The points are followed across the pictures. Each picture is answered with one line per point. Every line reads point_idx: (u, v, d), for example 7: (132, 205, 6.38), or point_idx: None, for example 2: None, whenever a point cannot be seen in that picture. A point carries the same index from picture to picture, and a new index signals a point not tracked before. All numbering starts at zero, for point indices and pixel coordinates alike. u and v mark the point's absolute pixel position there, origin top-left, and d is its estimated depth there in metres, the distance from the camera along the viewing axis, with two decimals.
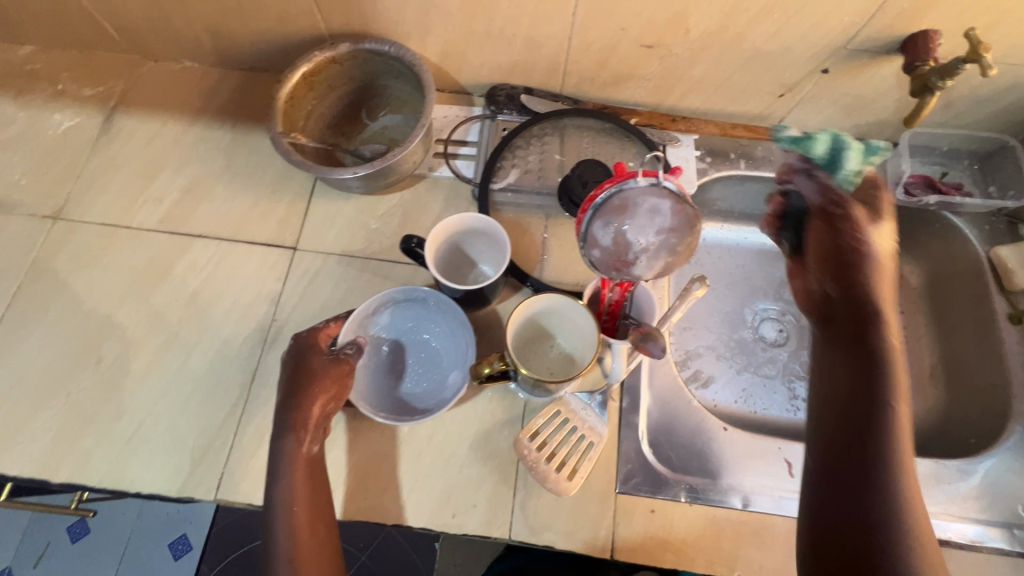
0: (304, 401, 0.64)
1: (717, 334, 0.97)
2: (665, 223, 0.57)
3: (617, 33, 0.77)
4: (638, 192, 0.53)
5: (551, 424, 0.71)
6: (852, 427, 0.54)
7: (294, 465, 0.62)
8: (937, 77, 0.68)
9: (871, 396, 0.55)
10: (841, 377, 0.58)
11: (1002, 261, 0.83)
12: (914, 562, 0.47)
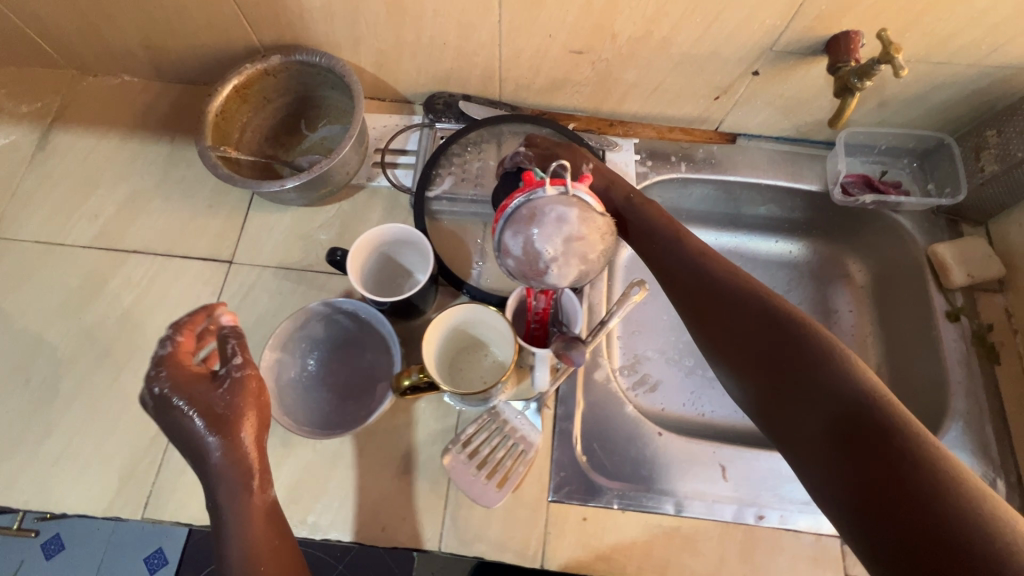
0: (230, 445, 0.53)
1: (666, 337, 0.97)
2: (575, 232, 0.55)
3: (545, 40, 0.77)
4: (547, 200, 0.54)
5: (483, 434, 0.71)
6: (776, 387, 0.50)
7: (247, 518, 0.53)
8: (856, 77, 0.68)
9: (758, 337, 0.52)
10: (737, 338, 0.54)
11: (940, 258, 0.83)
12: (937, 462, 0.41)
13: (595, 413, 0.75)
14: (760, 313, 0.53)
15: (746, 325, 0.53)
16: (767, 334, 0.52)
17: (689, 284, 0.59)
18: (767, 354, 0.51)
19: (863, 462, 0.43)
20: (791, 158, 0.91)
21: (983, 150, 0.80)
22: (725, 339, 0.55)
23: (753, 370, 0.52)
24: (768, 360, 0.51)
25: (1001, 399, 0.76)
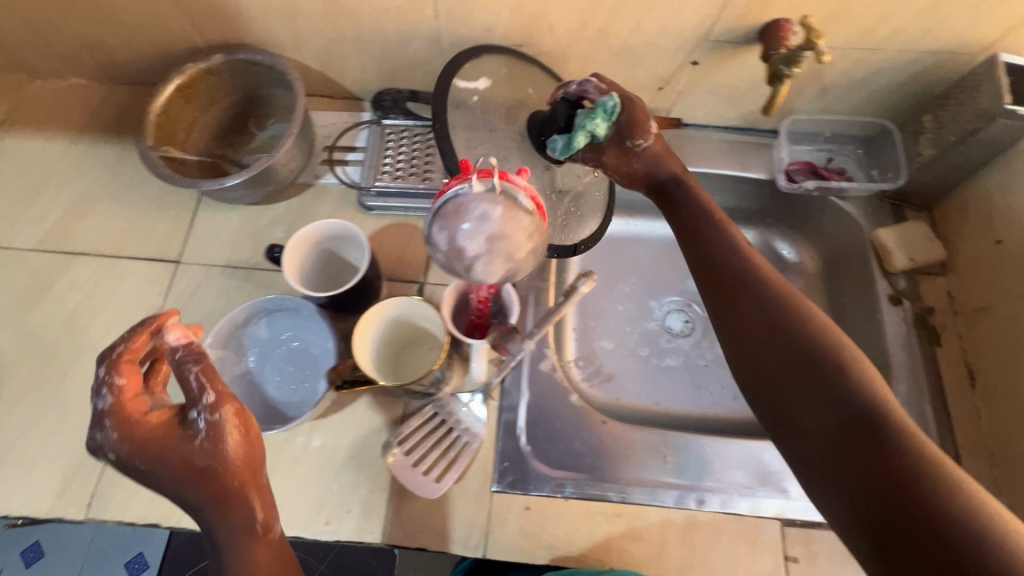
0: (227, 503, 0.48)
1: (622, 328, 0.97)
2: (496, 231, 0.53)
3: (483, 33, 0.78)
4: (470, 197, 0.52)
5: (427, 427, 0.72)
6: (787, 378, 0.47)
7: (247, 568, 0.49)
8: (784, 64, 0.69)
9: (776, 329, 0.50)
10: (755, 326, 0.51)
11: (882, 242, 0.84)
12: (945, 470, 0.39)
13: (541, 403, 0.76)
14: (782, 309, 0.51)
15: (768, 317, 0.51)
16: (789, 326, 0.49)
17: (718, 271, 0.56)
18: (787, 344, 0.49)
19: (868, 463, 0.41)
20: (739, 147, 0.92)
21: (921, 134, 0.81)
22: (745, 324, 0.52)
23: (767, 359, 0.49)
24: (785, 353, 0.48)
25: (941, 380, 0.78)
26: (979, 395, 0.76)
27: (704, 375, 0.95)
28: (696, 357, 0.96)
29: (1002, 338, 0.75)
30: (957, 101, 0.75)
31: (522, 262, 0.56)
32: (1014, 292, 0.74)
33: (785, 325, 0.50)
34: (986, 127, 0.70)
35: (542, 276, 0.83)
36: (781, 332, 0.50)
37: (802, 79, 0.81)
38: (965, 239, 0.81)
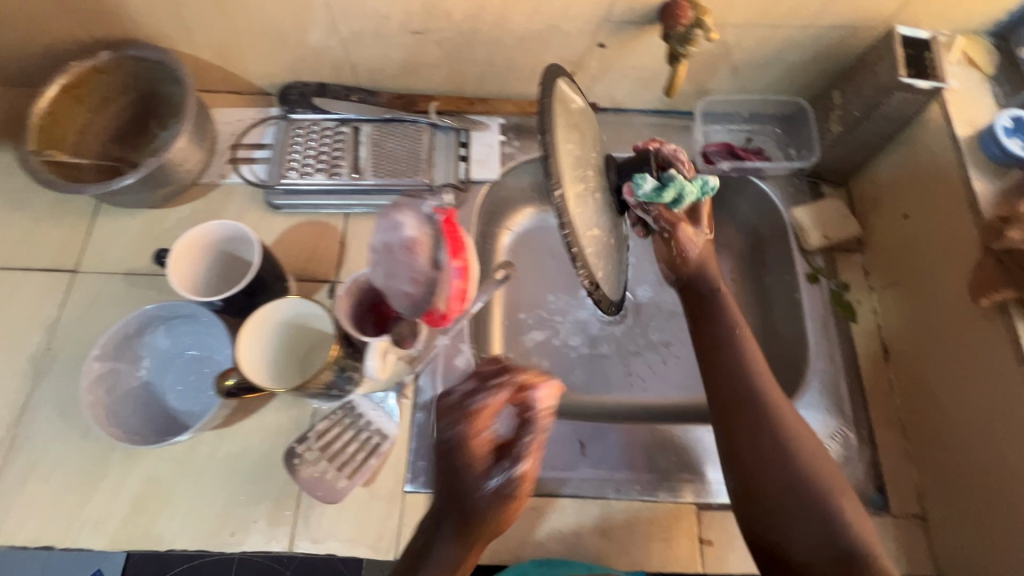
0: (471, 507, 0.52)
1: (553, 317, 0.95)
2: (397, 247, 0.57)
3: (379, 20, 0.75)
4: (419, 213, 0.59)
5: (333, 430, 0.70)
6: (785, 510, 0.57)
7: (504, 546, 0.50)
8: (679, 44, 0.67)
9: (781, 457, 0.59)
10: (762, 450, 0.59)
11: (798, 221, 0.84)
12: None
13: (455, 399, 0.74)
14: (774, 439, 0.59)
15: (775, 450, 0.59)
16: (794, 467, 0.58)
17: (735, 399, 0.62)
18: (788, 478, 0.57)
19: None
20: (659, 130, 0.91)
21: (831, 111, 0.81)
22: (750, 453, 0.59)
23: (768, 482, 0.58)
24: (788, 482, 0.57)
25: (856, 356, 0.78)
26: (892, 368, 0.77)
27: (636, 362, 0.93)
28: (628, 344, 0.94)
29: (910, 311, 0.75)
30: (860, 76, 0.75)
31: (409, 289, 0.56)
32: (919, 265, 0.74)
33: (790, 456, 0.58)
34: (885, 100, 0.71)
35: None
36: (787, 473, 0.58)
37: (712, 59, 0.80)
38: (877, 214, 0.81)
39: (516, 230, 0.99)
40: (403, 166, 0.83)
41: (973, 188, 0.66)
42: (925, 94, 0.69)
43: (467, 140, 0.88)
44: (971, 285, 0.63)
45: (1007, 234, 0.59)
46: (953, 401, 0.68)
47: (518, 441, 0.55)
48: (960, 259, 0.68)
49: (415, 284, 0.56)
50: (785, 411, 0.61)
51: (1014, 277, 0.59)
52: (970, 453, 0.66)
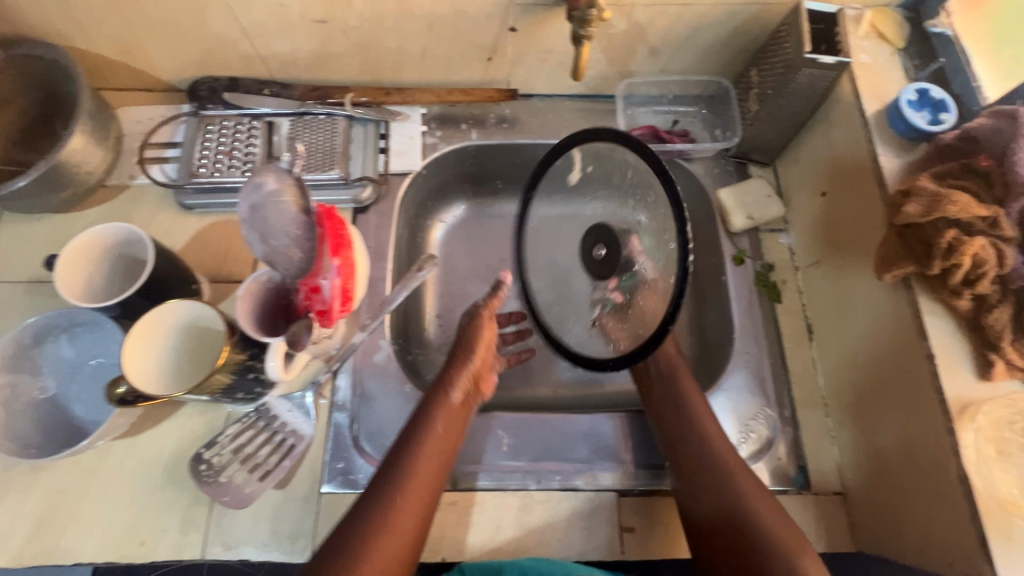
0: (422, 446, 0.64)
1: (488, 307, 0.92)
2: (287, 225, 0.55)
3: (279, 10, 0.72)
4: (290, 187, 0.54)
5: (246, 433, 0.69)
6: (738, 535, 0.60)
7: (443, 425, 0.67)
8: (579, 25, 0.64)
9: (729, 500, 0.62)
10: (705, 489, 0.64)
11: (722, 202, 0.83)
12: None
13: (375, 397, 0.73)
14: (729, 485, 0.63)
15: (719, 491, 0.63)
16: (742, 501, 0.62)
17: (683, 448, 0.68)
18: (732, 509, 0.62)
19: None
20: (585, 116, 0.89)
21: (751, 90, 0.80)
22: (701, 498, 0.64)
23: (710, 513, 0.63)
24: (732, 511, 0.62)
25: (780, 337, 0.78)
26: (815, 348, 0.77)
27: None
28: None
29: (831, 289, 0.74)
30: (773, 53, 0.74)
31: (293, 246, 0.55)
32: (838, 244, 0.73)
33: (734, 489, 0.63)
34: (794, 77, 0.70)
35: (377, 265, 0.80)
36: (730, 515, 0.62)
37: (628, 41, 0.78)
38: (800, 194, 0.80)
39: (447, 222, 0.96)
40: (318, 159, 0.80)
41: (880, 164, 0.66)
42: (832, 70, 0.68)
43: (387, 131, 0.86)
44: (877, 261, 0.62)
45: (905, 208, 0.58)
46: (870, 381, 0.67)
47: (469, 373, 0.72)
48: (869, 234, 0.68)
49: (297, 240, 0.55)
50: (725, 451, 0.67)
51: (915, 252, 0.58)
52: (884, 433, 0.64)
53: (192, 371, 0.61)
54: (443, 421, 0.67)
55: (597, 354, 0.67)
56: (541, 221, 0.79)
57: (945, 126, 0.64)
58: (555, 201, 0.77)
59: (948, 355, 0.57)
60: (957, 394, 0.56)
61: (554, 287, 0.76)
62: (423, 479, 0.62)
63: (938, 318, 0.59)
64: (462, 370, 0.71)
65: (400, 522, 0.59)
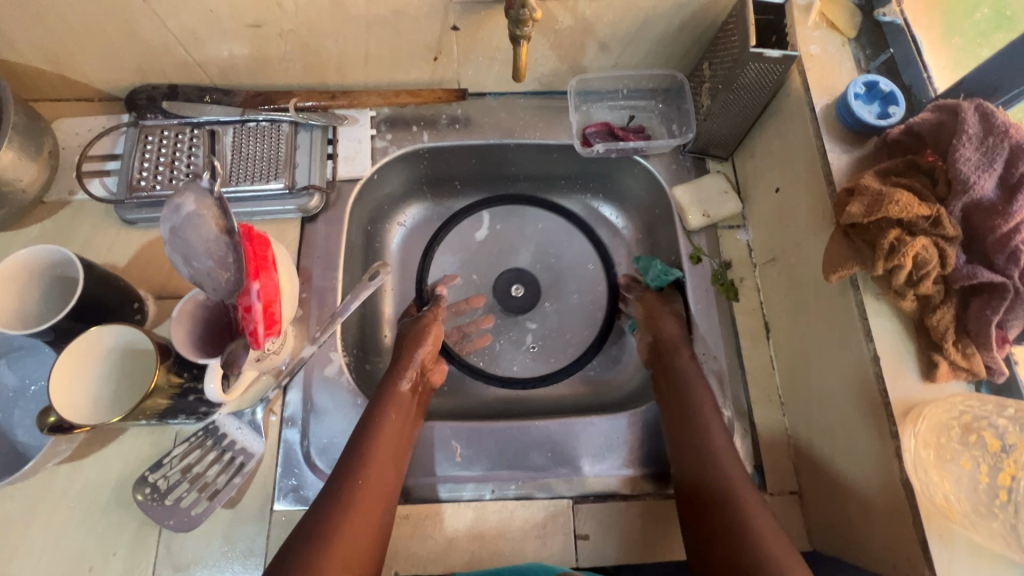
0: (377, 425, 0.66)
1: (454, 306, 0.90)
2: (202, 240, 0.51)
3: (208, 15, 0.69)
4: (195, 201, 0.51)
5: (193, 454, 0.67)
6: (722, 501, 0.60)
7: (394, 404, 0.69)
8: (514, 25, 0.61)
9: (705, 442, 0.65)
10: (699, 460, 0.64)
11: (679, 200, 0.81)
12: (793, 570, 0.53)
13: (326, 410, 0.72)
14: (704, 431, 0.66)
15: (716, 457, 0.63)
16: (725, 464, 0.63)
17: (679, 424, 0.68)
18: (720, 474, 0.62)
19: (772, 559, 0.53)
20: (540, 113, 0.87)
21: (704, 84, 0.78)
22: (693, 471, 0.64)
23: (703, 482, 0.62)
24: (725, 474, 0.62)
25: (737, 336, 0.77)
26: (772, 346, 0.76)
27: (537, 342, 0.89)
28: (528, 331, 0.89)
29: (785, 287, 0.73)
30: (724, 45, 0.71)
31: (214, 260, 0.51)
32: (793, 240, 0.72)
33: (717, 453, 0.64)
34: (741, 71, 0.67)
35: (327, 275, 0.78)
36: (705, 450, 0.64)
37: (576, 36, 0.76)
38: (757, 189, 0.79)
39: (404, 224, 0.94)
40: (262, 169, 0.78)
41: (828, 160, 0.64)
42: (780, 63, 0.66)
43: (335, 135, 0.83)
44: (825, 262, 0.61)
45: (848, 208, 0.57)
46: (820, 380, 0.66)
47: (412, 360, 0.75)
48: (819, 230, 0.67)
49: (218, 254, 0.51)
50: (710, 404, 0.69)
51: (860, 252, 0.57)
52: (833, 432, 0.64)
53: (129, 394, 0.60)
54: (395, 416, 0.68)
55: (530, 374, 0.86)
56: (465, 262, 0.92)
57: (893, 120, 0.63)
58: (466, 252, 0.92)
59: (893, 356, 0.57)
60: (901, 396, 0.55)
61: (461, 330, 0.88)
62: (381, 474, 0.63)
63: (883, 319, 0.58)
64: (410, 363, 0.74)
65: (360, 518, 0.59)
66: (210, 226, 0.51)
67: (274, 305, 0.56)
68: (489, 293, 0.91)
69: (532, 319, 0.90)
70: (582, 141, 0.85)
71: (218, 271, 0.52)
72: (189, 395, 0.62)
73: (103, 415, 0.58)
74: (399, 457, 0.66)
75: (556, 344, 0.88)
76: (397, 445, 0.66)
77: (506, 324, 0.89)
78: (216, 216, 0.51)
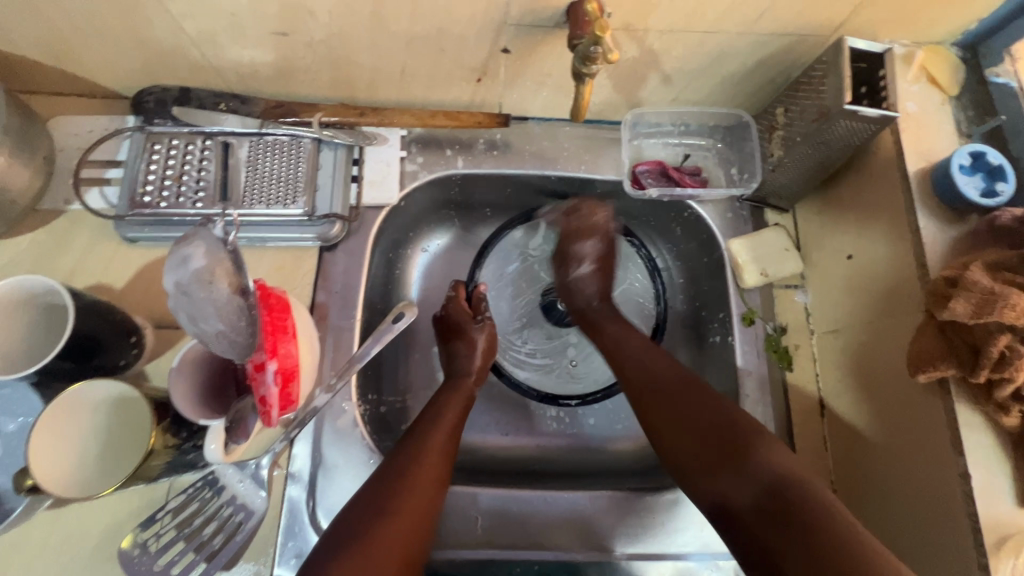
0: (440, 412, 0.67)
1: (504, 318, 0.86)
2: (215, 302, 0.44)
3: (230, 20, 0.61)
4: (206, 253, 0.45)
5: (189, 509, 0.60)
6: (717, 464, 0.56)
7: (454, 395, 0.70)
8: (580, 62, 0.54)
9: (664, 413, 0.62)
10: (696, 451, 0.57)
11: (735, 256, 0.74)
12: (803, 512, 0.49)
13: (336, 466, 0.66)
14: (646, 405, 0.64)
15: (667, 388, 0.63)
16: (693, 439, 0.58)
17: (642, 381, 0.66)
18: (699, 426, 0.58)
19: (800, 493, 0.50)
20: (587, 144, 0.79)
21: (775, 130, 0.71)
22: (679, 446, 0.59)
23: (693, 456, 0.58)
24: (683, 412, 0.60)
25: (789, 412, 0.69)
26: (827, 426, 0.68)
27: (582, 367, 0.84)
28: (574, 351, 0.85)
29: (848, 365, 0.65)
30: (806, 92, 0.64)
31: (230, 324, 0.45)
32: (864, 315, 0.64)
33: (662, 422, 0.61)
34: (827, 128, 0.61)
35: (344, 314, 0.71)
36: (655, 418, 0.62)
37: (639, 68, 0.68)
38: (822, 250, 0.71)
39: (427, 249, 0.86)
40: (279, 191, 0.70)
41: (921, 240, 0.58)
42: (876, 123, 0.59)
43: (360, 156, 0.76)
44: (909, 357, 0.54)
45: (951, 305, 0.50)
46: (890, 475, 0.59)
47: (478, 364, 0.74)
48: (904, 313, 0.59)
49: (234, 314, 0.45)
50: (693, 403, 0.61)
51: (959, 355, 0.51)
52: (899, 540, 0.58)
53: (43, 432, 0.50)
54: (428, 458, 0.61)
55: (562, 392, 0.82)
56: (513, 274, 0.87)
57: (999, 200, 0.56)
58: (510, 263, 0.87)
59: (986, 476, 0.51)
60: (993, 522, 0.50)
61: (507, 337, 0.85)
62: (404, 525, 0.55)
63: (977, 433, 0.52)
64: (473, 356, 0.74)
65: (400, 531, 0.54)
66: (223, 285, 0.45)
67: (291, 381, 0.51)
68: (532, 307, 0.86)
69: (575, 334, 0.86)
70: (632, 180, 0.78)
71: (231, 336, 0.46)
72: (189, 453, 0.56)
73: (85, 486, 0.51)
74: (429, 503, 0.58)
75: (592, 369, 0.84)
76: (425, 496, 0.58)
77: (553, 335, 0.85)
78: (233, 273, 0.45)
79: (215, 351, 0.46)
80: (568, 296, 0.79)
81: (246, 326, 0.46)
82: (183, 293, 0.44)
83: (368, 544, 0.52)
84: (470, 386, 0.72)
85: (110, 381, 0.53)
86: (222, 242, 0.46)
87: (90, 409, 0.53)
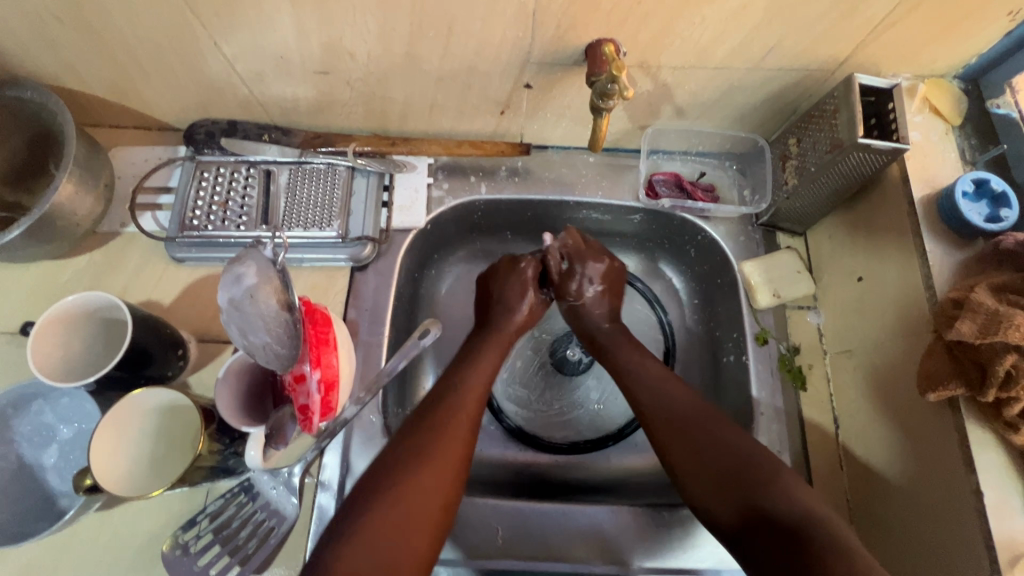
0: (479, 361, 0.70)
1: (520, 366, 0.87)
2: (264, 318, 0.49)
3: (279, 61, 0.67)
4: (257, 272, 0.49)
5: (226, 512, 0.64)
6: (743, 500, 0.57)
7: (495, 343, 0.74)
8: (598, 98, 0.59)
9: (680, 443, 0.63)
10: (714, 486, 0.59)
11: (748, 276, 0.76)
12: (819, 550, 0.50)
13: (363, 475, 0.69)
14: (659, 434, 0.65)
15: (682, 419, 0.64)
16: (711, 471, 0.60)
17: (655, 411, 0.67)
18: (720, 462, 0.60)
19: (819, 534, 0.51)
20: (604, 170, 0.83)
21: (788, 159, 0.74)
22: (696, 480, 0.60)
23: (710, 491, 0.59)
24: (701, 448, 0.61)
25: (804, 431, 0.70)
26: (843, 445, 0.69)
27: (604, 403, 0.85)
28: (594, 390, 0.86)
29: (861, 384, 0.67)
30: (818, 124, 0.68)
31: (277, 338, 0.50)
32: (875, 336, 0.66)
33: (676, 454, 0.63)
34: (840, 159, 0.63)
35: (373, 330, 0.75)
36: (669, 448, 0.63)
37: (653, 101, 0.72)
38: (832, 274, 0.74)
39: (453, 271, 0.91)
40: (316, 215, 0.75)
41: (928, 263, 0.60)
42: (885, 155, 0.62)
43: (391, 182, 0.81)
44: (919, 376, 0.56)
45: (956, 325, 0.52)
46: (905, 493, 0.60)
47: None
48: (915, 333, 0.61)
49: (280, 329, 0.50)
50: (710, 437, 0.62)
51: (967, 374, 0.53)
52: (916, 557, 0.58)
53: (121, 415, 0.57)
54: (463, 412, 0.63)
55: (594, 433, 0.83)
56: None
57: (1004, 224, 0.58)
58: None
59: (999, 494, 0.52)
60: (1007, 540, 0.50)
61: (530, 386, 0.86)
62: (439, 476, 0.57)
63: (988, 451, 0.53)
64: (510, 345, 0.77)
65: (435, 478, 0.57)
66: (272, 301, 0.49)
67: (332, 391, 0.55)
68: (546, 354, 0.87)
69: (593, 377, 0.87)
70: (647, 188, 0.82)
71: (277, 349, 0.50)
72: (229, 459, 0.60)
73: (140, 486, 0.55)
74: (462, 453, 0.60)
75: (616, 404, 0.85)
76: (458, 444, 0.60)
77: (573, 379, 0.86)
78: (280, 290, 0.50)
79: (262, 361, 0.51)
80: (580, 321, 0.80)
81: (292, 340, 0.50)
82: (236, 308, 0.48)
83: (404, 488, 0.55)
84: (508, 336, 0.75)
85: (163, 390, 0.58)
86: (271, 261, 0.50)
87: (186, 410, 0.59)
